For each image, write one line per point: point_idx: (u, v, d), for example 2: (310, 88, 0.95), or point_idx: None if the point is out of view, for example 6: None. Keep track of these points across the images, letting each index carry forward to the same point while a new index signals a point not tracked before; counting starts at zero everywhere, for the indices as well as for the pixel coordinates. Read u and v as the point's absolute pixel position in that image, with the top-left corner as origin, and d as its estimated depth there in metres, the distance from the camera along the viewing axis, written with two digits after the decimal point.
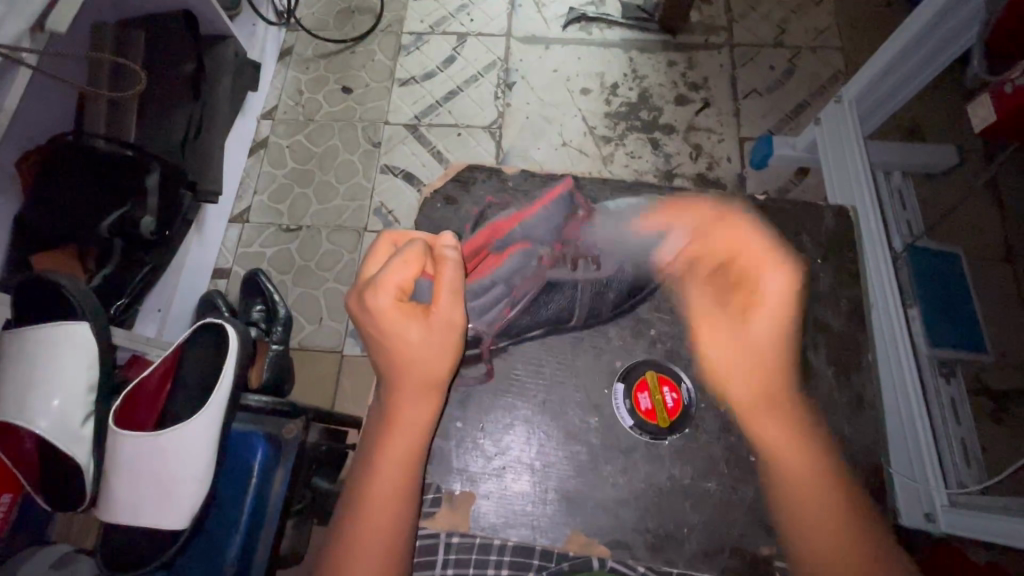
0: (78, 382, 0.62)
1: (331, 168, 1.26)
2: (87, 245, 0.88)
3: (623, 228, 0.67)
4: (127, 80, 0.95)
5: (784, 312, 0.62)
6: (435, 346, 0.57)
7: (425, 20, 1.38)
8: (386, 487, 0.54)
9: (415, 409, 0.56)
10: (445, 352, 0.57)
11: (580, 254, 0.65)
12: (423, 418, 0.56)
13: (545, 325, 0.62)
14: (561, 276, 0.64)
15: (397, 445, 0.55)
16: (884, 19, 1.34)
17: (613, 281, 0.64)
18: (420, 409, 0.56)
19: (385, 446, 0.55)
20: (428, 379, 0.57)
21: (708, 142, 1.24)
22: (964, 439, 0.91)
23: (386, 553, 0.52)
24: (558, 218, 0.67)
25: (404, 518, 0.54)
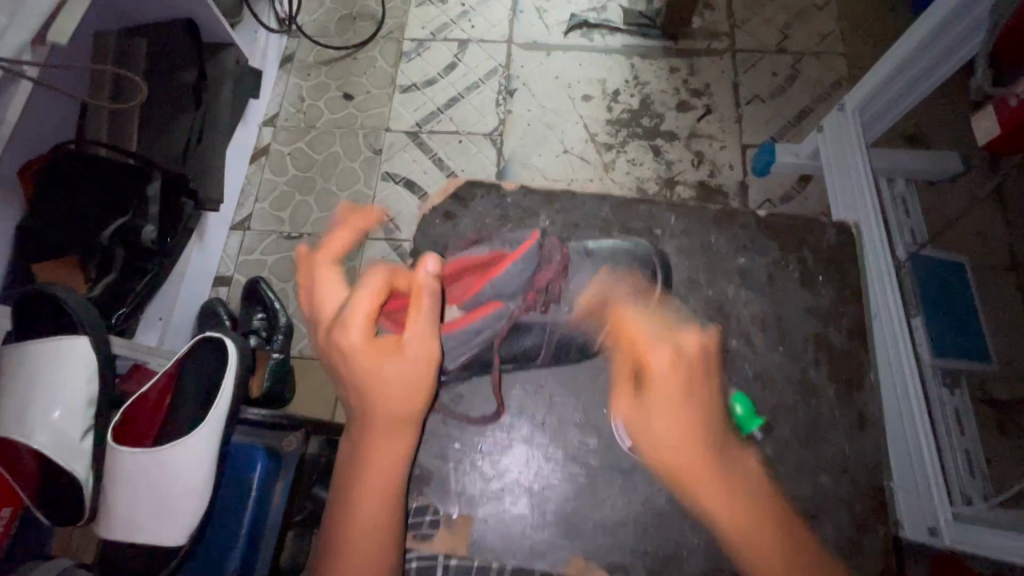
0: (77, 395, 0.62)
1: (332, 175, 1.26)
2: (87, 253, 0.89)
3: (606, 259, 0.64)
4: (129, 90, 0.95)
5: (676, 382, 0.56)
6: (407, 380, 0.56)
7: (426, 27, 1.38)
8: (368, 518, 0.53)
9: (392, 438, 0.56)
10: (417, 385, 0.56)
11: (552, 304, 0.62)
12: (400, 446, 0.56)
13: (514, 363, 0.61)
14: (531, 322, 0.61)
15: (374, 479, 0.55)
16: (888, 24, 1.33)
17: (584, 326, 0.61)
18: (400, 440, 0.56)
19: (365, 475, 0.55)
20: (405, 412, 0.56)
21: (710, 149, 1.24)
22: (968, 451, 0.90)
23: None
24: (529, 269, 0.61)
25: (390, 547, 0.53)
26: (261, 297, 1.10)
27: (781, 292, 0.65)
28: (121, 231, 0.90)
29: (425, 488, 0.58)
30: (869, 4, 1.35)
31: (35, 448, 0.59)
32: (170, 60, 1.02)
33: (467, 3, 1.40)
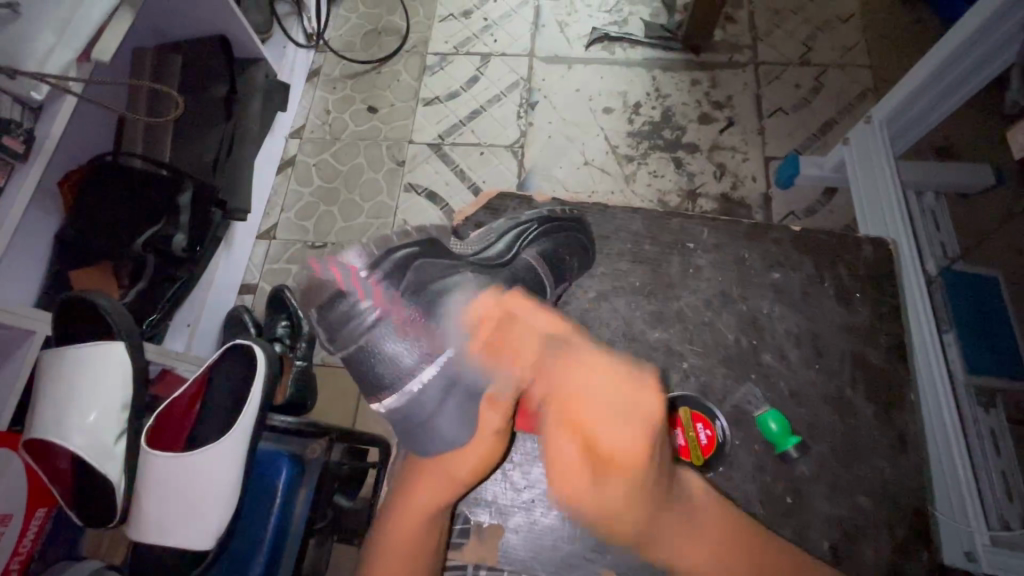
0: (112, 400, 0.64)
1: (356, 186, 1.28)
2: (120, 262, 0.92)
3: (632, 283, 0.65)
4: (163, 103, 0.99)
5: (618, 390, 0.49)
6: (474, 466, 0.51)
7: (449, 41, 1.41)
8: (399, 549, 0.50)
9: (427, 490, 0.51)
10: (472, 456, 0.51)
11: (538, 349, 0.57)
12: (436, 500, 0.51)
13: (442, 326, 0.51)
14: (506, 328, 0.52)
15: (407, 517, 0.51)
16: (915, 37, 1.32)
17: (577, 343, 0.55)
18: (425, 509, 0.51)
19: (390, 522, 0.52)
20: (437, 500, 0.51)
21: (733, 162, 1.23)
22: (1007, 474, 0.87)
23: None
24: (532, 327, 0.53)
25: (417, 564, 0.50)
26: (286, 305, 1.11)
27: (814, 308, 0.64)
28: (154, 240, 0.93)
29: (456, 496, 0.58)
30: (895, 16, 1.34)
31: (73, 451, 0.60)
32: (203, 74, 1.05)
33: (490, 18, 1.42)
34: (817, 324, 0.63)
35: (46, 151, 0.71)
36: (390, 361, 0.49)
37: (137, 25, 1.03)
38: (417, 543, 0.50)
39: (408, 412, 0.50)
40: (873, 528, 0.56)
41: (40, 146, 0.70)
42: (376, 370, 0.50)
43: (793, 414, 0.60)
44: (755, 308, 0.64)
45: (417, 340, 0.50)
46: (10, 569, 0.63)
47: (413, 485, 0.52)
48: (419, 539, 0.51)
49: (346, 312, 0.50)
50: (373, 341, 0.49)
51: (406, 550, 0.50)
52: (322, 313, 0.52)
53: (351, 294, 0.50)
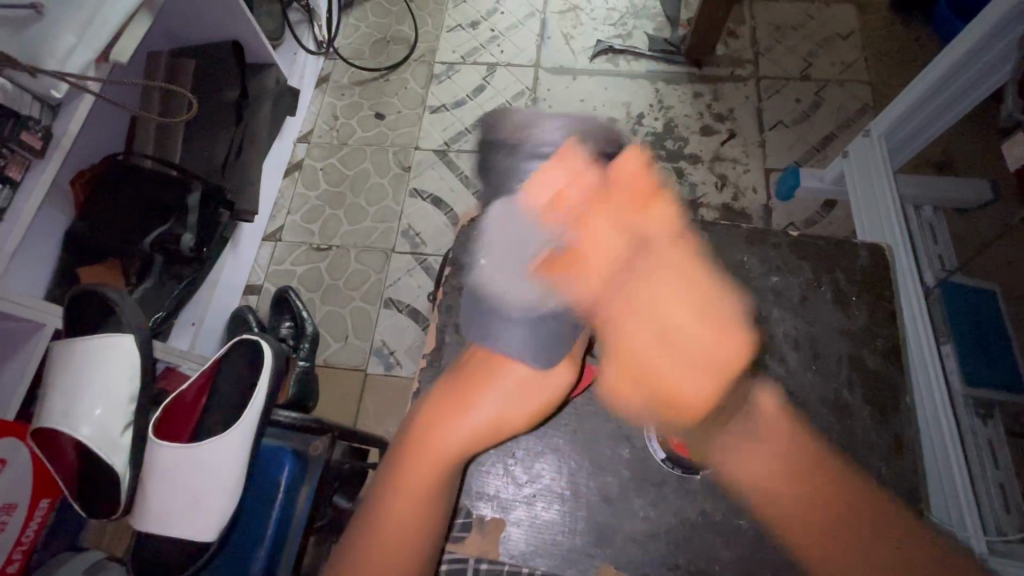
0: (120, 393, 0.64)
1: (362, 190, 1.30)
2: (128, 260, 0.92)
3: None
4: (176, 106, 1.01)
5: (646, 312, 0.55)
6: (523, 408, 0.54)
7: (456, 51, 1.43)
8: (427, 460, 0.52)
9: (470, 414, 0.53)
10: (526, 397, 0.54)
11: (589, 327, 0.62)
12: (474, 429, 0.53)
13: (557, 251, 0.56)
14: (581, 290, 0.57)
15: (445, 434, 0.52)
16: (913, 54, 1.35)
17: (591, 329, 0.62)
18: (460, 433, 0.52)
19: (423, 436, 0.53)
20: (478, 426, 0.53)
21: (734, 173, 1.25)
22: (1004, 485, 0.87)
23: (401, 515, 0.51)
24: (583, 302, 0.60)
25: (437, 489, 0.52)
26: (290, 306, 1.13)
27: (813, 312, 0.65)
28: (161, 240, 0.94)
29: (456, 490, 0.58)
30: (894, 34, 1.37)
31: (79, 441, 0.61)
32: (215, 78, 1.08)
33: (497, 29, 1.45)
34: (814, 327, 0.64)
35: (64, 147, 0.73)
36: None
37: (153, 30, 1.06)
38: (443, 466, 0.52)
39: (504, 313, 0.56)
40: None
41: (58, 141, 0.72)
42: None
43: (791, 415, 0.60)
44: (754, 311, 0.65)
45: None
46: (12, 559, 0.64)
47: (455, 400, 0.54)
48: (444, 473, 0.52)
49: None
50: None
51: (435, 465, 0.52)
52: None
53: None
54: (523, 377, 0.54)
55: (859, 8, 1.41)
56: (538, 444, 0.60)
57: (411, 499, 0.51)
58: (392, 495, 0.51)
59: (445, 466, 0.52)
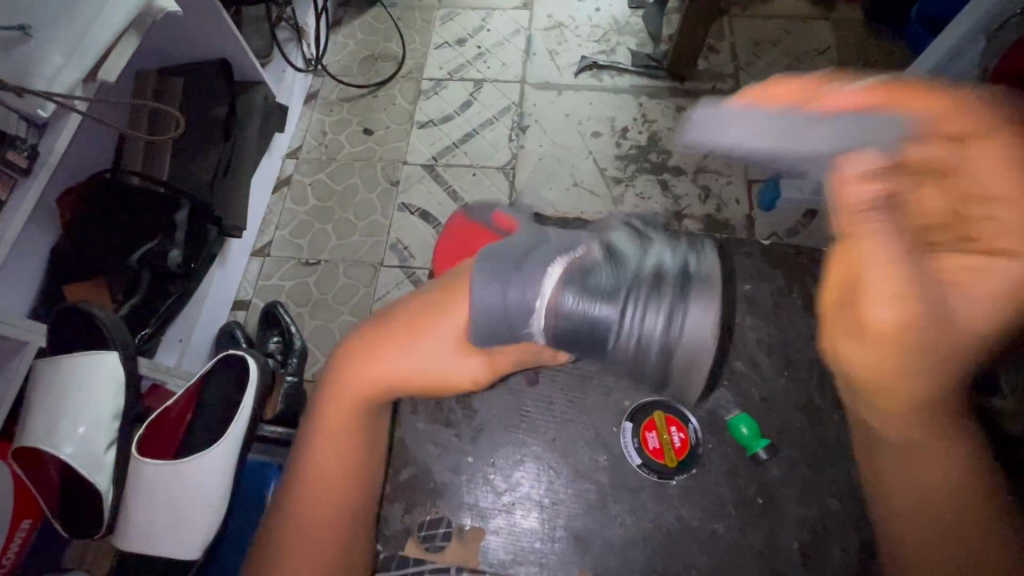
0: (103, 410, 0.64)
1: (350, 205, 1.31)
2: (115, 277, 0.93)
3: None
4: (164, 124, 1.02)
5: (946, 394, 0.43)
6: (433, 363, 0.56)
7: (444, 67, 1.46)
8: (342, 409, 0.56)
9: (377, 361, 0.56)
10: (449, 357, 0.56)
11: None
12: (380, 373, 0.56)
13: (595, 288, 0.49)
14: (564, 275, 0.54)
15: (350, 385, 0.56)
16: (887, 68, 1.39)
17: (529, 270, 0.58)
18: (362, 383, 0.56)
19: (336, 388, 0.57)
20: (385, 371, 0.56)
21: (717, 184, 1.27)
22: None
23: (340, 475, 0.55)
24: None
25: (358, 438, 0.56)
26: (278, 320, 1.13)
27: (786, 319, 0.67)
28: (148, 257, 0.94)
29: (438, 500, 0.59)
30: (867, 49, 1.42)
31: (62, 459, 0.61)
32: (204, 96, 1.09)
33: (483, 46, 1.48)
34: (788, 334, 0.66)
35: (50, 165, 0.73)
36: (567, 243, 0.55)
37: (142, 48, 1.07)
38: (360, 419, 0.56)
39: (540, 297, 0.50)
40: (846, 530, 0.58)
41: (44, 160, 0.73)
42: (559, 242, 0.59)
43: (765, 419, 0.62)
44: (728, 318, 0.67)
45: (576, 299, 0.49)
46: None
47: (366, 352, 0.56)
48: (346, 431, 0.56)
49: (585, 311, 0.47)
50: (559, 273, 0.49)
51: (346, 421, 0.56)
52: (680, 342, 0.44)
53: (623, 327, 0.46)
54: (441, 331, 0.55)
55: (834, 24, 1.45)
56: (519, 455, 0.60)
57: (331, 455, 0.55)
58: (317, 473, 0.55)
59: (350, 414, 0.56)
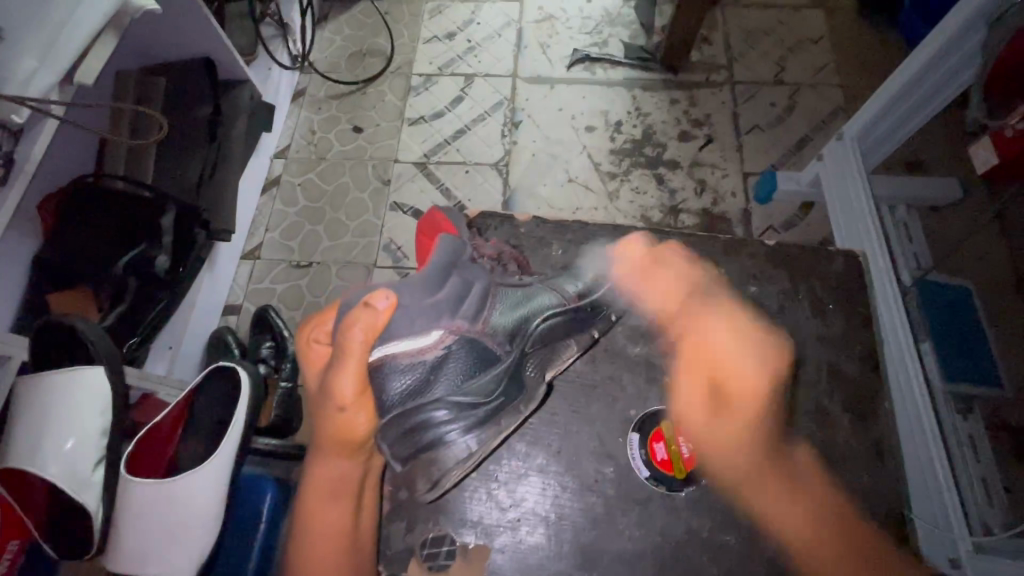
0: (91, 427, 0.62)
1: (342, 206, 1.28)
2: (101, 285, 0.90)
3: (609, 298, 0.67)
4: (147, 126, 0.99)
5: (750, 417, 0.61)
6: (346, 430, 0.59)
7: (434, 62, 1.43)
8: (322, 498, 0.59)
9: (323, 460, 0.60)
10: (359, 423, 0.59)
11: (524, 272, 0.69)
12: (329, 466, 0.60)
13: (440, 385, 0.58)
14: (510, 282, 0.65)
15: (316, 480, 0.60)
16: (882, 56, 1.38)
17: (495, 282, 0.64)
18: (323, 476, 0.60)
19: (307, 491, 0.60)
20: (330, 470, 0.60)
21: (713, 177, 1.26)
22: (987, 478, 0.89)
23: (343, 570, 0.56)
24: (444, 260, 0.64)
25: (353, 548, 0.57)
26: (271, 326, 1.11)
27: (790, 320, 0.67)
28: (135, 263, 0.91)
29: (441, 517, 0.58)
30: (862, 37, 1.40)
31: (50, 479, 0.59)
32: (188, 97, 1.06)
33: (473, 40, 1.45)
34: (792, 336, 0.66)
35: (27, 172, 0.70)
36: (523, 293, 0.64)
37: (121, 48, 1.04)
38: (333, 507, 0.58)
39: (426, 342, 0.58)
40: (856, 536, 0.58)
41: (20, 168, 0.70)
42: (546, 278, 0.68)
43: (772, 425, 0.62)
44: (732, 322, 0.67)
45: (409, 378, 0.58)
46: None
47: (326, 449, 0.60)
48: (331, 490, 0.59)
49: (406, 386, 0.58)
50: (458, 336, 0.59)
51: (330, 515, 0.58)
52: (428, 481, 0.59)
53: (434, 423, 0.59)
54: (347, 416, 0.59)
55: (828, 12, 1.44)
56: (522, 468, 0.60)
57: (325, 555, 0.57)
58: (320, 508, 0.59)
59: (333, 510, 0.58)
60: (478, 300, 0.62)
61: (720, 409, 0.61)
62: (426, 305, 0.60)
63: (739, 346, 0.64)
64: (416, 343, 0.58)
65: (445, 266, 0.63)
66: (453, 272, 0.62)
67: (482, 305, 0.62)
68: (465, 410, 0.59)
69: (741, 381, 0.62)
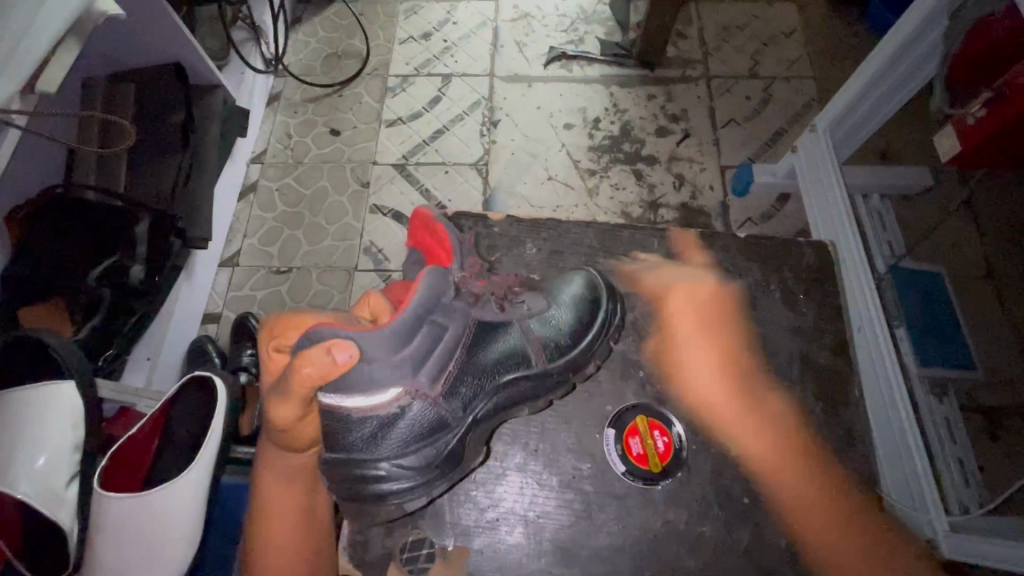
0: (64, 442, 0.61)
1: (321, 209, 1.27)
2: (74, 297, 0.88)
3: None
4: (117, 136, 0.98)
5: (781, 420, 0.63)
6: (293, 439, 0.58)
7: (410, 63, 1.42)
8: (277, 500, 0.59)
9: (276, 463, 0.60)
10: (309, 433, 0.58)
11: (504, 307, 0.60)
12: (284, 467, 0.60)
13: (401, 437, 0.53)
14: (487, 319, 0.58)
15: (269, 483, 0.60)
16: (853, 49, 1.40)
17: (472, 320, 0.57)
18: (275, 478, 0.60)
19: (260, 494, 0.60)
20: (286, 469, 0.60)
21: (691, 172, 1.27)
22: (962, 460, 0.91)
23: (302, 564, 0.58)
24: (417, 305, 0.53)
25: (310, 543, 0.59)
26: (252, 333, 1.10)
27: (764, 311, 0.68)
28: (109, 273, 0.89)
29: (420, 520, 0.58)
30: (833, 31, 1.42)
31: (19, 498, 0.57)
32: (159, 103, 1.04)
33: (449, 40, 1.45)
34: (765, 327, 0.67)
35: None
36: (495, 337, 0.57)
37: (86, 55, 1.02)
38: (289, 508, 0.59)
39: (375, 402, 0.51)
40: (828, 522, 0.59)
41: None
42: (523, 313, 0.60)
43: (747, 416, 0.63)
44: (705, 314, 0.68)
45: (370, 425, 0.52)
46: None
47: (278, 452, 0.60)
48: (288, 487, 0.60)
49: (361, 433, 0.52)
50: (416, 400, 0.53)
51: (288, 515, 0.59)
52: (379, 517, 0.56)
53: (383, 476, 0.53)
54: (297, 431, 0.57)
55: (800, 6, 1.46)
56: (500, 468, 0.60)
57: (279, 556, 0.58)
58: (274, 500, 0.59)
59: (290, 510, 0.59)
60: (445, 360, 0.54)
61: (749, 431, 0.62)
62: (393, 355, 0.52)
63: (710, 338, 0.66)
64: (362, 401, 0.51)
65: (426, 309, 0.53)
66: (424, 323, 0.53)
67: (446, 363, 0.54)
68: (424, 465, 0.54)
69: (729, 386, 0.64)
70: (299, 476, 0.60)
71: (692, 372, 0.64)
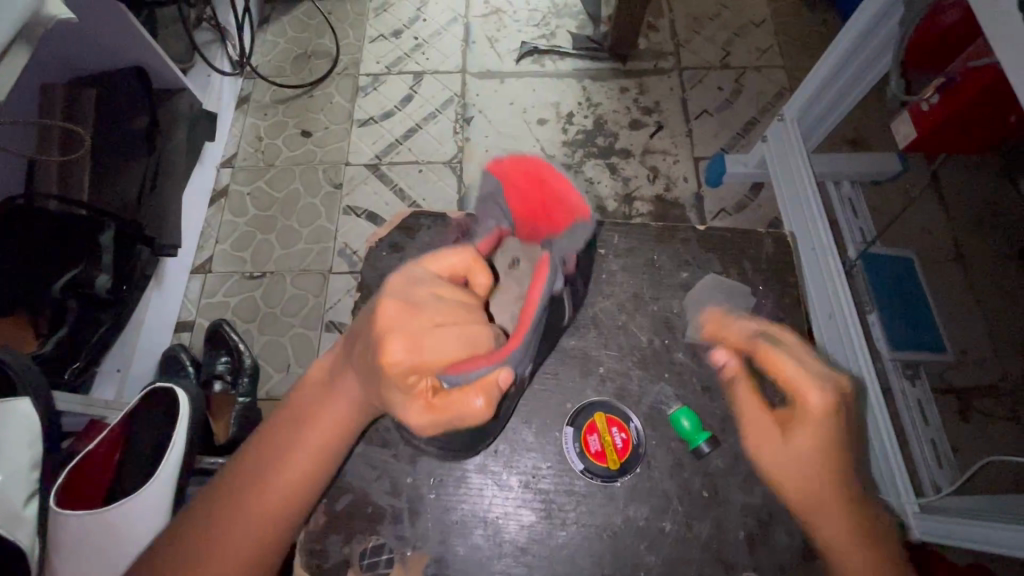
0: (19, 461, 0.58)
1: (293, 213, 1.25)
2: (38, 310, 0.85)
3: None
4: (76, 142, 0.95)
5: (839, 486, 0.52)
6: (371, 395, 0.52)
7: (381, 61, 1.41)
8: (315, 438, 0.53)
9: (335, 410, 0.54)
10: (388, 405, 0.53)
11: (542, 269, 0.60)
12: (339, 420, 0.54)
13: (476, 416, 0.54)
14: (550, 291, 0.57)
15: (320, 423, 0.54)
16: (821, 37, 1.41)
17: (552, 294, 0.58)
18: (325, 421, 0.54)
19: (301, 424, 0.54)
20: (337, 416, 0.54)
21: (664, 164, 1.27)
22: (935, 441, 0.93)
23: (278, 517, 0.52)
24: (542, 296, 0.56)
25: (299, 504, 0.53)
26: (225, 340, 1.08)
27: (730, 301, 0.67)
28: (74, 285, 0.87)
29: (379, 526, 0.58)
30: (802, 20, 1.43)
31: None
32: (121, 109, 1.02)
33: (420, 37, 1.43)
34: None
35: None
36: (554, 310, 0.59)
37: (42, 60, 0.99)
38: (318, 457, 0.53)
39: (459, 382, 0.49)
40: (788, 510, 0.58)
41: None
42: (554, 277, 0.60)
43: (704, 408, 0.63)
44: (665, 308, 0.68)
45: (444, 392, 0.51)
46: None
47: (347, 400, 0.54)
48: (326, 441, 0.54)
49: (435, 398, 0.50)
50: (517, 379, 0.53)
51: (308, 464, 0.53)
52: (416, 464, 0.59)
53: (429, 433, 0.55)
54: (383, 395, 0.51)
55: None
56: (464, 471, 0.59)
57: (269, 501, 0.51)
58: (290, 455, 0.52)
59: (310, 461, 0.53)
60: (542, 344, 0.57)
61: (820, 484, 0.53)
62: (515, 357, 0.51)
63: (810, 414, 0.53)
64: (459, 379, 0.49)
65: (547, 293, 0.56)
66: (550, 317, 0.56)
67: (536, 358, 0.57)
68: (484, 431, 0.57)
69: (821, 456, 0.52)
70: (342, 439, 0.54)
71: (785, 453, 0.53)
